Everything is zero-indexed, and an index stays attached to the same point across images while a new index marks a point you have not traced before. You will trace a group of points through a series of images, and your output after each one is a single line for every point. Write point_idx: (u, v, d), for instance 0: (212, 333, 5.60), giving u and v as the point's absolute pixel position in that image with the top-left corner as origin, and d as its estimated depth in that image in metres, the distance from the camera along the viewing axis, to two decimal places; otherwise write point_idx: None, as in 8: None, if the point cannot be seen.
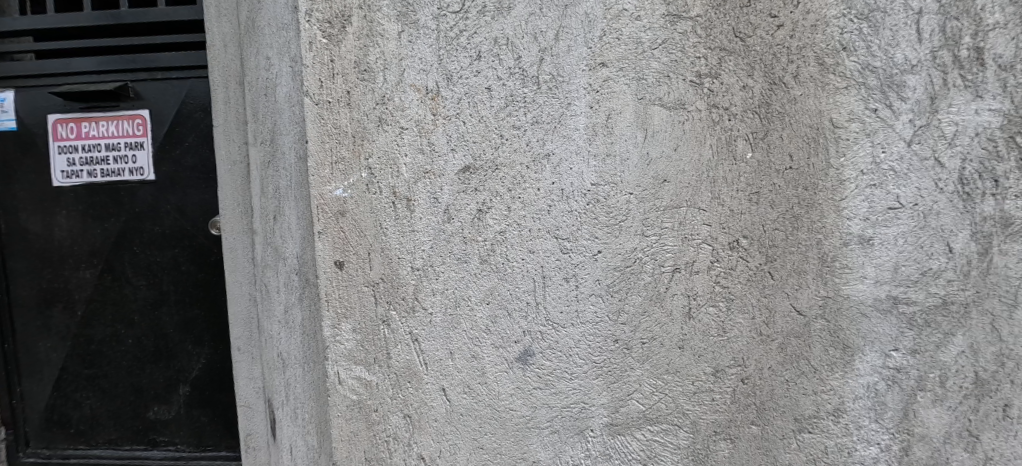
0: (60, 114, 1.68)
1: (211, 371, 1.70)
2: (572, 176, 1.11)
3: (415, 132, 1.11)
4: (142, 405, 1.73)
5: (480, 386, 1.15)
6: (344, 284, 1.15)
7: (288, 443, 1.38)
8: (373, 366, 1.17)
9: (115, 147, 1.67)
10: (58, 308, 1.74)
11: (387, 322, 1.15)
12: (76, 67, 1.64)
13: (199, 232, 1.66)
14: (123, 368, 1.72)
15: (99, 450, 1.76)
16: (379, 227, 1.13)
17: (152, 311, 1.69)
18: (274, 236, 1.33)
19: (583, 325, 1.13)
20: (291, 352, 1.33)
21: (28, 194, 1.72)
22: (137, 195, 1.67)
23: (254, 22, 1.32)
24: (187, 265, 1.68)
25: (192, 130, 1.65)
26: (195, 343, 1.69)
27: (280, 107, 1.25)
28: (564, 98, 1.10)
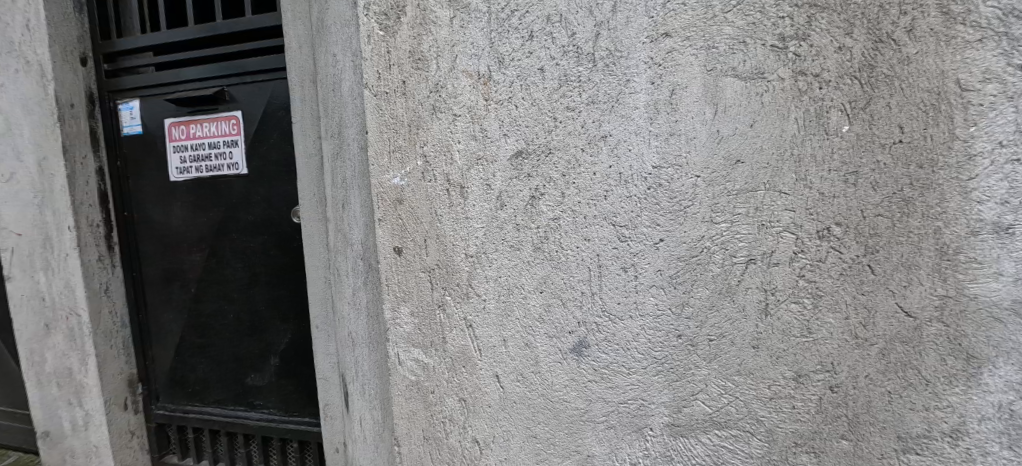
0: (173, 118, 1.99)
1: (297, 345, 1.92)
2: (631, 159, 1.03)
3: (467, 118, 1.12)
4: (241, 372, 2.02)
5: (534, 375, 1.16)
6: (402, 269, 1.22)
7: (358, 416, 1.50)
8: (430, 350, 1.24)
9: (216, 146, 1.93)
10: (177, 286, 2.09)
11: (442, 307, 1.21)
12: (184, 76, 1.91)
13: (282, 220, 1.88)
14: (227, 340, 2.03)
15: (210, 408, 2.09)
16: (434, 214, 1.17)
17: (247, 290, 1.97)
18: (343, 223, 1.43)
19: (643, 318, 1.06)
20: (359, 331, 1.45)
21: (155, 189, 2.08)
22: (233, 189, 1.94)
23: (322, 22, 1.40)
24: (274, 249, 1.91)
25: (276, 127, 1.84)
26: (281, 321, 1.94)
27: (346, 100, 1.33)
28: (622, 74, 1.02)
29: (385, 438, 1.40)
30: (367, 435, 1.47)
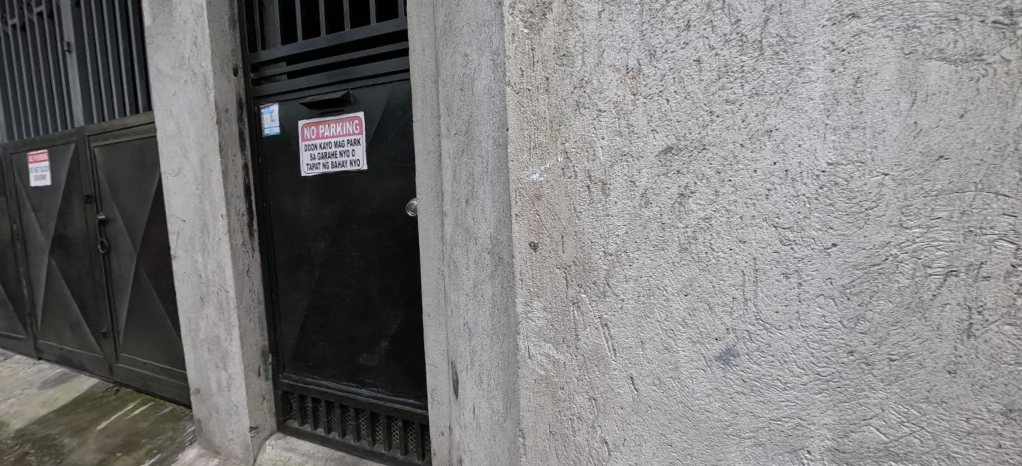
0: (306, 119, 2.37)
1: (404, 330, 2.27)
2: (801, 155, 0.94)
3: (612, 114, 1.09)
4: (356, 351, 2.42)
5: (673, 381, 1.10)
6: (538, 264, 1.23)
7: (471, 402, 1.70)
8: (562, 346, 1.24)
9: (342, 143, 2.29)
10: (304, 271, 2.52)
11: (577, 303, 1.20)
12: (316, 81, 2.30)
13: (396, 214, 2.21)
14: (344, 321, 2.44)
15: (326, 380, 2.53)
16: (573, 211, 1.17)
17: (364, 277, 2.34)
18: (466, 218, 1.59)
19: (807, 330, 0.97)
20: (478, 322, 1.64)
21: (288, 183, 2.50)
22: (356, 189, 2.30)
23: (450, 27, 1.58)
24: (388, 240, 2.25)
25: (394, 126, 2.14)
26: (393, 306, 2.29)
27: (479, 99, 1.51)
28: (796, 62, 0.93)
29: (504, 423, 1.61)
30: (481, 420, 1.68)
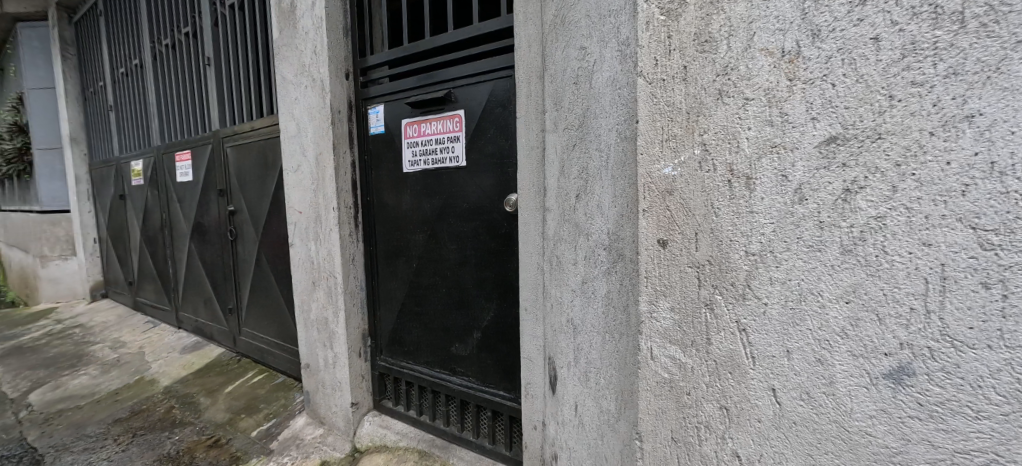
0: (409, 116, 3.23)
1: (491, 322, 2.97)
2: (1012, 145, 0.84)
3: (762, 101, 1.05)
4: (447, 341, 3.22)
5: (827, 398, 1.02)
6: (666, 262, 1.21)
7: (572, 399, 2.07)
8: (689, 349, 1.20)
9: (441, 142, 3.08)
10: (404, 264, 3.40)
11: (710, 305, 1.16)
12: (436, 77, 3.05)
13: (492, 210, 2.88)
14: (438, 310, 3.25)
15: (419, 366, 3.40)
16: (709, 206, 1.13)
17: (457, 273, 3.10)
18: (576, 215, 1.94)
19: (1016, 352, 0.85)
20: (582, 321, 1.98)
21: (396, 191, 3.38)
22: (455, 204, 3.06)
23: (559, 25, 1.95)
24: (483, 236, 2.94)
25: (491, 123, 2.83)
26: (486, 300, 2.98)
27: (600, 89, 1.83)
28: (1008, 33, 0.83)
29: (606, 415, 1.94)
30: (582, 414, 2.03)
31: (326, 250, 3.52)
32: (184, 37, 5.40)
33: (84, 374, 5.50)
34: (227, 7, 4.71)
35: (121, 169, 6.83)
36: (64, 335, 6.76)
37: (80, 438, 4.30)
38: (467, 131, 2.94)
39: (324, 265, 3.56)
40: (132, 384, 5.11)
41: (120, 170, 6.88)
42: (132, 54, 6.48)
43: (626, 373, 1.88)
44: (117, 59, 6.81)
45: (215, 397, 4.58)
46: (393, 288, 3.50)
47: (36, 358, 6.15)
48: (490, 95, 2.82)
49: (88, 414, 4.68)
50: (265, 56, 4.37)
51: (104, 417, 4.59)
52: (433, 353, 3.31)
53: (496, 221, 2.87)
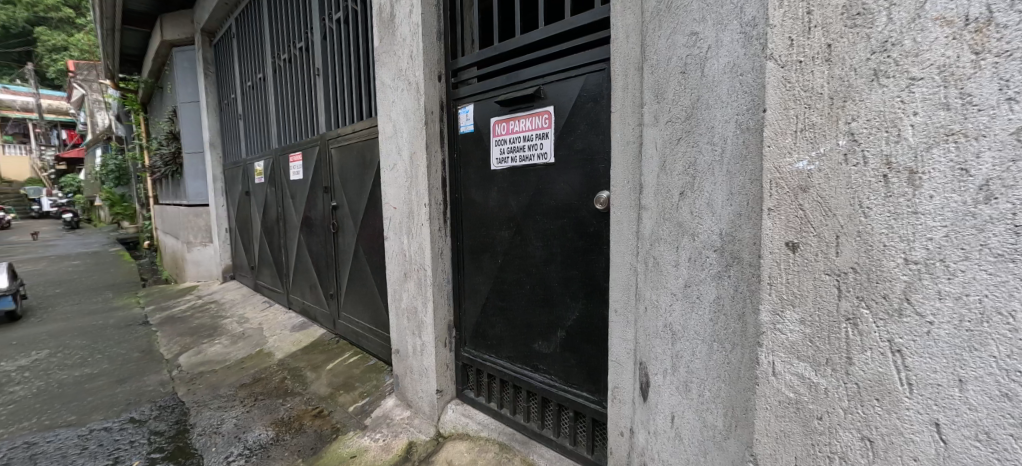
0: (497, 116, 3.25)
1: (579, 322, 2.89)
2: None
3: (936, 78, 1.15)
4: (531, 337, 3.20)
5: (1008, 438, 1.10)
6: (795, 269, 1.40)
7: (668, 410, 2.04)
8: (822, 368, 1.36)
9: (530, 138, 3.05)
10: (489, 257, 3.44)
11: (855, 320, 1.30)
12: (526, 74, 3.04)
13: (580, 208, 2.80)
14: (523, 306, 3.24)
15: (501, 359, 3.43)
16: (857, 207, 1.27)
17: (544, 267, 3.06)
18: (679, 213, 1.92)
19: None
20: (686, 329, 1.94)
21: (482, 184, 3.44)
22: (543, 199, 3.02)
23: (661, 14, 1.93)
24: (570, 233, 2.87)
25: (582, 120, 2.75)
26: (572, 298, 2.91)
27: (718, 77, 1.73)
28: None
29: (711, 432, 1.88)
30: (679, 427, 1.99)
31: (417, 244, 3.66)
32: (299, 51, 5.97)
33: (217, 343, 6.27)
34: (336, 21, 5.12)
35: (246, 169, 7.75)
36: (203, 309, 7.78)
37: (214, 398, 4.90)
38: (555, 127, 2.90)
39: (415, 258, 3.71)
40: (253, 355, 5.73)
41: (246, 170, 7.81)
42: (257, 69, 7.28)
43: (737, 388, 1.77)
44: (246, 73, 7.71)
45: (319, 371, 4.99)
46: (478, 282, 3.55)
47: (182, 327, 7.14)
48: (581, 92, 2.75)
49: (221, 377, 5.33)
50: (367, 63, 4.67)
51: (233, 381, 5.19)
52: (516, 348, 3.32)
53: (583, 218, 2.79)
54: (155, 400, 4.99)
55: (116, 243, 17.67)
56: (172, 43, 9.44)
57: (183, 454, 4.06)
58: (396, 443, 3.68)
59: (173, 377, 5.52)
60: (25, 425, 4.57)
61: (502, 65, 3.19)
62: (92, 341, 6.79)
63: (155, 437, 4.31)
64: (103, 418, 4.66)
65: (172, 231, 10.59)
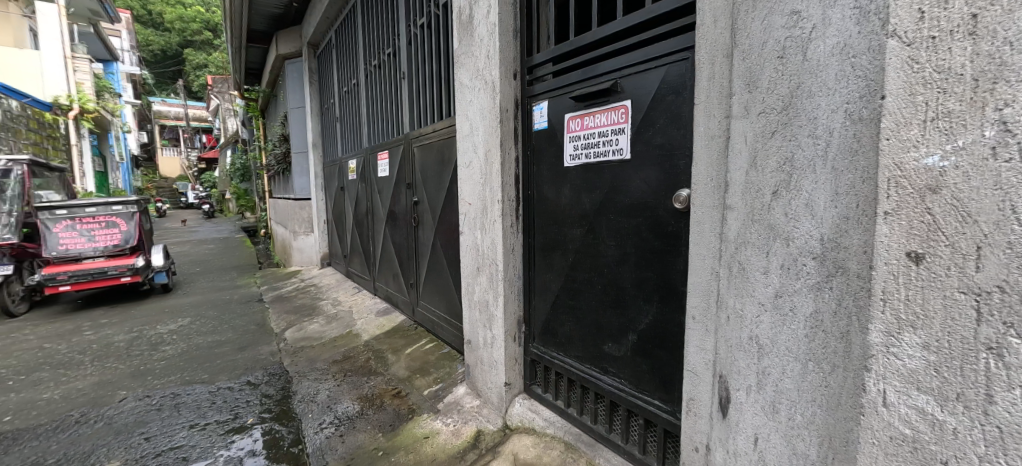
0: (572, 112, 3.17)
1: (653, 326, 2.74)
2: None
3: None
4: (601, 340, 3.09)
5: None
6: (920, 284, 1.25)
7: (750, 430, 1.89)
8: (949, 405, 1.22)
9: (606, 134, 2.92)
10: (560, 255, 3.37)
11: (999, 352, 1.14)
12: (602, 69, 2.93)
13: (658, 206, 2.65)
14: (593, 308, 3.13)
15: (569, 359, 3.35)
16: (1007, 213, 1.12)
17: (617, 267, 2.93)
18: (772, 215, 1.76)
19: None
20: (776, 342, 1.78)
21: (554, 179, 3.37)
22: (617, 196, 2.89)
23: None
24: (646, 232, 2.72)
25: (662, 113, 2.59)
26: (646, 302, 2.76)
27: (824, 62, 1.58)
28: None
29: (801, 455, 1.74)
30: (762, 449, 1.85)
31: (489, 239, 3.68)
32: (388, 57, 6.29)
33: (315, 321, 6.82)
34: (420, 27, 5.31)
35: (341, 166, 8.34)
36: (305, 290, 8.52)
37: (311, 370, 5.33)
38: (632, 122, 2.76)
39: (487, 253, 3.74)
40: (342, 335, 6.14)
41: (341, 168, 8.42)
42: (352, 75, 7.81)
43: (836, 416, 1.64)
44: (342, 79, 8.29)
45: (399, 354, 5.23)
46: (548, 280, 3.50)
47: (287, 306, 7.88)
48: (662, 83, 2.59)
49: (317, 352, 5.77)
50: (448, 65, 4.79)
51: (326, 357, 5.60)
52: (585, 349, 3.22)
53: (660, 216, 2.63)
54: (266, 367, 5.64)
55: (239, 230, 19.99)
56: (285, 57, 10.52)
57: (287, 417, 4.54)
58: (465, 430, 3.75)
59: (279, 349, 6.15)
60: (171, 378, 5.42)
61: (577, 60, 3.11)
62: (221, 313, 7.95)
63: (266, 398, 4.90)
64: (228, 379, 5.36)
65: (281, 221, 11.73)
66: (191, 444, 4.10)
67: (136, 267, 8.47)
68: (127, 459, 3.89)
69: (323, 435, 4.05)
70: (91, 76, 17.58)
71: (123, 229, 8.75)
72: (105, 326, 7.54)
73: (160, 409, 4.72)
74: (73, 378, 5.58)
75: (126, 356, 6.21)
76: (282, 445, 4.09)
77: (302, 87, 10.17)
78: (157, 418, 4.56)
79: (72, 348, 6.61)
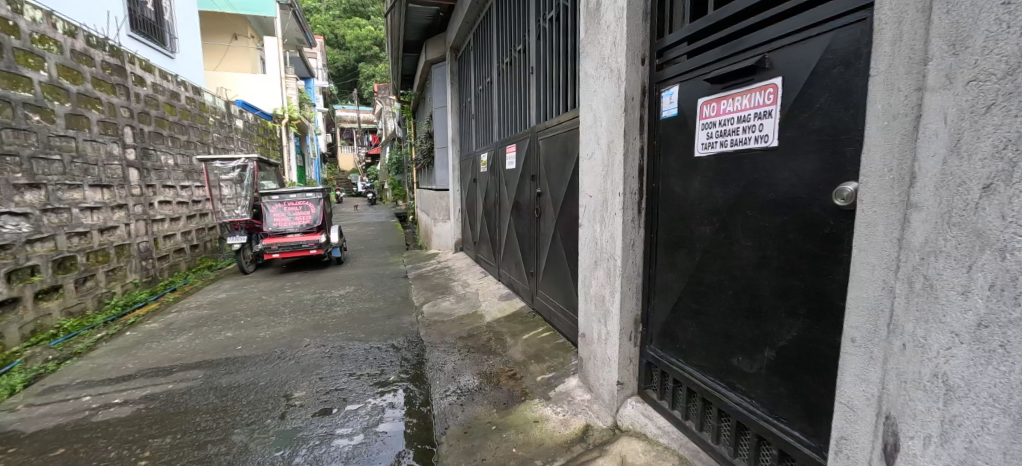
0: (706, 96, 2.82)
1: (798, 345, 2.34)
2: None
3: None
4: (730, 353, 2.73)
5: None
6: None
7: None
8: None
9: (748, 119, 2.54)
10: (686, 253, 3.04)
11: None
12: (748, 44, 2.56)
13: (812, 202, 2.23)
14: (722, 316, 2.78)
15: (690, 368, 3.03)
16: None
17: (754, 271, 2.55)
18: (980, 219, 1.38)
19: None
20: (974, 384, 1.42)
21: (683, 168, 3.04)
22: (758, 190, 2.51)
23: None
24: (794, 232, 2.32)
25: (825, 90, 2.18)
26: (790, 316, 2.36)
27: None
28: None
29: None
30: None
31: (609, 233, 3.48)
32: (518, 53, 6.33)
33: (446, 299, 7.26)
34: (550, 20, 5.24)
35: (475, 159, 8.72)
36: (439, 271, 9.14)
37: (441, 342, 5.66)
38: (782, 105, 2.37)
39: (605, 247, 3.54)
40: (468, 314, 6.42)
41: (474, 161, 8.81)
42: (486, 73, 8.08)
43: None
44: (477, 77, 8.63)
45: (517, 338, 5.30)
46: (670, 280, 3.19)
47: (425, 283, 8.54)
48: (826, 54, 2.18)
49: (447, 327, 6.13)
50: (575, 56, 4.65)
51: (454, 332, 5.92)
52: (709, 359, 2.88)
53: (815, 215, 2.22)
54: (406, 335, 6.14)
55: (393, 216, 22.28)
56: (432, 62, 11.34)
57: (420, 380, 4.89)
58: (574, 422, 3.65)
59: (416, 320, 6.65)
60: (341, 333, 6.25)
61: (717, 36, 2.74)
62: (377, 284, 8.94)
63: (405, 361, 5.33)
64: (381, 339, 6.00)
65: (424, 208, 12.74)
66: (349, 388, 4.72)
67: (319, 242, 10.18)
68: (309, 391, 4.69)
69: (447, 400, 4.29)
70: (295, 91, 21.12)
71: (312, 212, 10.47)
72: (298, 287, 8.95)
73: (331, 356, 5.49)
74: (278, 323, 6.79)
75: (311, 311, 7.34)
76: (415, 402, 4.44)
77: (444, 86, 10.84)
78: (328, 363, 5.33)
79: (280, 301, 7.98)
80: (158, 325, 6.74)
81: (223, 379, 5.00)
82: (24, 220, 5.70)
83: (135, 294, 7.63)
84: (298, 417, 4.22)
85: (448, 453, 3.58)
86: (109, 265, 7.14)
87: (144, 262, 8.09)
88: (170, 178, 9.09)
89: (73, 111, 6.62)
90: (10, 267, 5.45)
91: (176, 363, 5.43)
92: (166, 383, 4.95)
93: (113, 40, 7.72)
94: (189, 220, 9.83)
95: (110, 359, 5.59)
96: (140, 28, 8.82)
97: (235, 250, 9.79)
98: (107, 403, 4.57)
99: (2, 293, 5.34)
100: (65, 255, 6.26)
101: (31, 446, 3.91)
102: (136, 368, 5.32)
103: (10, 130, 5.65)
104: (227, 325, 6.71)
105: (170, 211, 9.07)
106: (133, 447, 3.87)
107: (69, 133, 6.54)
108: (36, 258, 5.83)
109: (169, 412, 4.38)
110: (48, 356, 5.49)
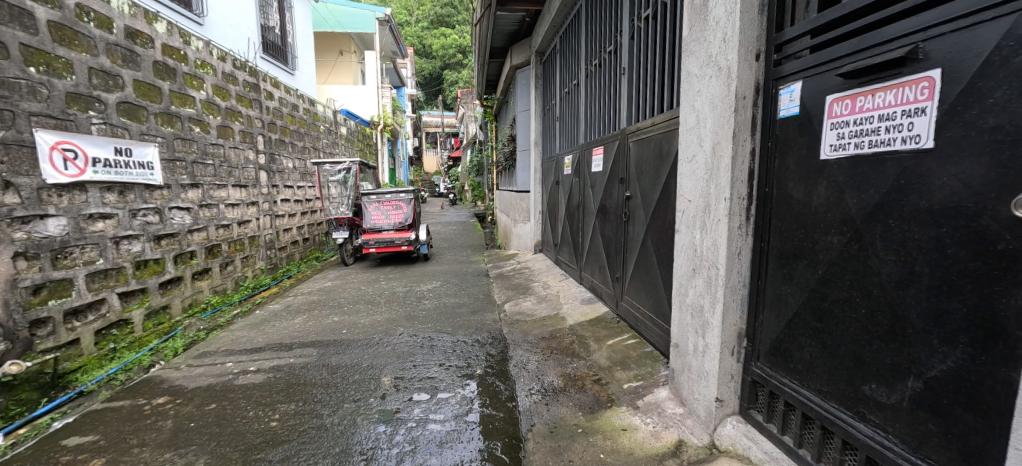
0: (836, 94, 2.55)
1: (956, 378, 2.09)
2: None
3: None
4: (861, 380, 2.44)
5: None
6: None
7: None
8: None
9: (891, 117, 2.26)
10: (804, 264, 2.76)
11: None
12: (891, 33, 2.28)
13: (983, 213, 2.00)
14: (849, 337, 2.49)
15: (806, 392, 2.76)
16: None
17: (896, 289, 2.27)
18: None
19: None
20: None
21: (800, 170, 2.79)
22: (903, 195, 2.23)
23: None
24: (954, 247, 2.08)
25: (1003, 81, 1.93)
26: (943, 342, 2.12)
27: None
28: None
29: None
30: None
31: (710, 239, 3.26)
32: (609, 54, 6.21)
33: (526, 300, 7.28)
34: (645, 19, 5.07)
35: (558, 162, 8.66)
36: (520, 272, 9.19)
37: (523, 342, 5.67)
38: (941, 101, 2.10)
39: (706, 255, 3.32)
40: (550, 315, 6.39)
41: (557, 163, 8.74)
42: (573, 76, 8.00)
43: None
44: (563, 80, 8.58)
45: (601, 343, 5.17)
46: (784, 294, 2.92)
47: (507, 283, 8.64)
48: (1004, 43, 1.92)
49: (530, 327, 6.14)
50: (673, 55, 4.47)
51: (537, 333, 5.91)
52: (832, 383, 2.60)
53: (986, 230, 1.99)
54: (490, 331, 6.23)
55: (471, 216, 22.84)
56: (517, 68, 11.46)
57: (504, 375, 4.94)
58: (666, 435, 3.48)
59: (500, 318, 6.76)
60: (430, 326, 6.51)
61: (853, 26, 2.46)
62: (461, 281, 9.20)
63: (490, 356, 5.42)
64: (465, 334, 6.14)
65: (505, 209, 12.90)
66: (439, 378, 4.90)
67: (411, 239, 10.71)
68: (404, 377, 4.93)
69: (530, 399, 4.29)
70: (388, 98, 22.32)
71: (405, 211, 11.11)
72: (392, 280, 9.54)
73: (423, 346, 5.75)
74: (374, 312, 7.24)
75: (404, 302, 7.74)
76: (500, 397, 4.50)
77: (529, 90, 10.90)
78: (420, 352, 5.57)
79: (377, 291, 8.52)
80: (278, 307, 7.51)
81: (333, 358, 5.42)
82: (188, 213, 6.60)
83: (261, 279, 8.56)
84: (396, 399, 4.46)
85: (535, 449, 3.60)
86: (242, 252, 8.06)
87: (269, 252, 9.04)
88: (289, 179, 10.04)
89: (222, 123, 7.55)
90: (176, 251, 6.35)
91: (294, 340, 6.00)
92: (289, 357, 5.47)
93: (251, 61, 8.71)
94: (302, 216, 10.79)
95: (244, 332, 6.30)
96: (271, 50, 9.78)
97: (338, 243, 10.64)
98: (245, 370, 5.16)
99: (170, 272, 6.23)
100: (213, 243, 7.19)
101: (193, 399, 4.53)
102: (264, 342, 5.94)
103: (181, 140, 6.54)
104: (333, 311, 7.29)
105: (288, 207, 10.01)
106: (265, 409, 4.34)
107: (220, 142, 7.47)
108: (195, 245, 6.76)
109: (292, 382, 4.85)
110: (199, 327, 6.34)
